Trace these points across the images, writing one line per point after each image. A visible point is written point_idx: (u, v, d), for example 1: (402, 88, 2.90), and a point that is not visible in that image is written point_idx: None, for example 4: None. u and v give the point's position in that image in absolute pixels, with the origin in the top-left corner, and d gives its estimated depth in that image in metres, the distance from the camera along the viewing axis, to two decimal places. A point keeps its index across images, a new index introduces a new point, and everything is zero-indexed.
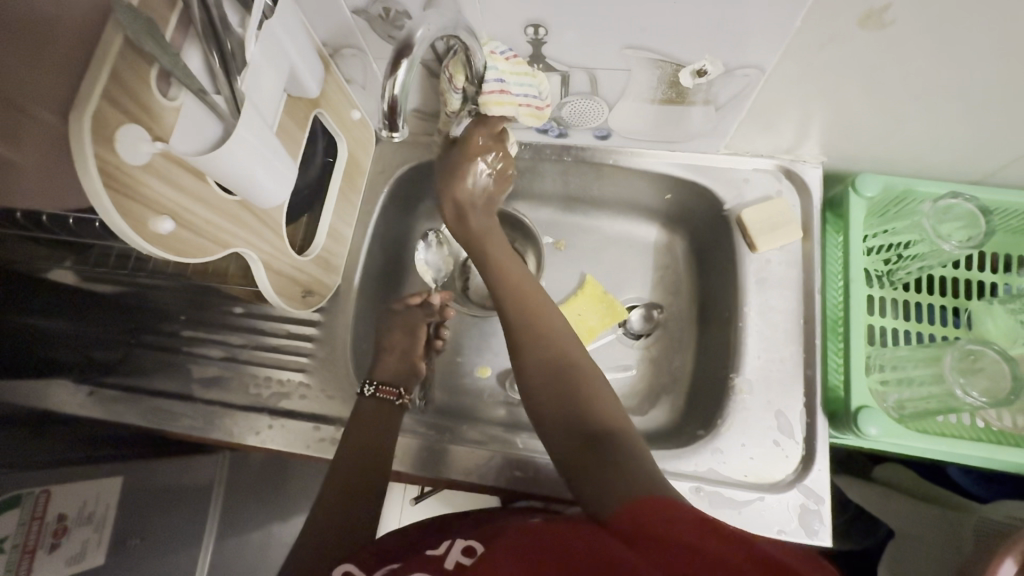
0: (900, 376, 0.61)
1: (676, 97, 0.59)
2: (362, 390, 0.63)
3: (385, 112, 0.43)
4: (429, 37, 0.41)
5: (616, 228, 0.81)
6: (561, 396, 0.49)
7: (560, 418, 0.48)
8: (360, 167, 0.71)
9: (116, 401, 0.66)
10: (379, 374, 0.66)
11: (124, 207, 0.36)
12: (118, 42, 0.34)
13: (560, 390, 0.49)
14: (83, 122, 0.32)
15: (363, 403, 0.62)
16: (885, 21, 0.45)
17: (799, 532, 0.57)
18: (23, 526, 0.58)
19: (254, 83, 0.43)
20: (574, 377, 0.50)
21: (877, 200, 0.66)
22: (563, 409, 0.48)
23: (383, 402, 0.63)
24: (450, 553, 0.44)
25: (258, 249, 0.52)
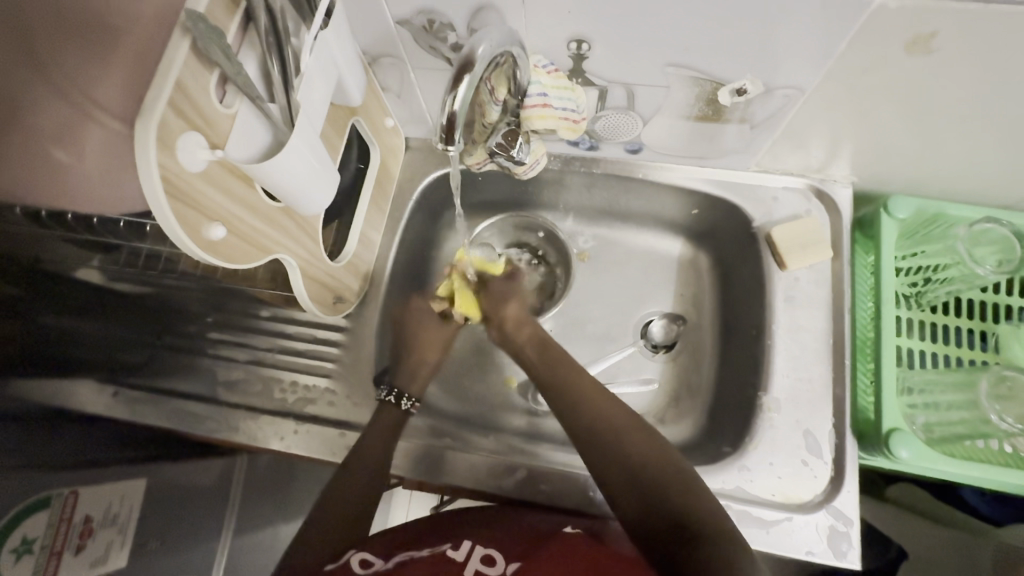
0: (928, 400, 0.61)
1: (713, 115, 0.59)
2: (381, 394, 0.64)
3: (442, 126, 0.44)
4: (489, 53, 0.42)
5: (640, 241, 0.81)
6: (624, 460, 0.53)
7: (623, 482, 0.52)
8: (390, 175, 0.72)
9: (139, 401, 0.66)
10: (412, 388, 0.66)
11: (182, 214, 0.36)
12: (184, 47, 0.34)
13: (613, 453, 0.53)
14: (149, 130, 0.32)
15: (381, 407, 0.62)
16: (931, 47, 0.45)
17: (828, 554, 0.57)
18: (52, 526, 0.58)
19: (306, 90, 0.43)
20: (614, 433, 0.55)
21: (908, 222, 0.66)
22: (615, 467, 0.53)
23: (392, 407, 0.63)
24: (470, 560, 0.48)
25: (296, 255, 0.52)
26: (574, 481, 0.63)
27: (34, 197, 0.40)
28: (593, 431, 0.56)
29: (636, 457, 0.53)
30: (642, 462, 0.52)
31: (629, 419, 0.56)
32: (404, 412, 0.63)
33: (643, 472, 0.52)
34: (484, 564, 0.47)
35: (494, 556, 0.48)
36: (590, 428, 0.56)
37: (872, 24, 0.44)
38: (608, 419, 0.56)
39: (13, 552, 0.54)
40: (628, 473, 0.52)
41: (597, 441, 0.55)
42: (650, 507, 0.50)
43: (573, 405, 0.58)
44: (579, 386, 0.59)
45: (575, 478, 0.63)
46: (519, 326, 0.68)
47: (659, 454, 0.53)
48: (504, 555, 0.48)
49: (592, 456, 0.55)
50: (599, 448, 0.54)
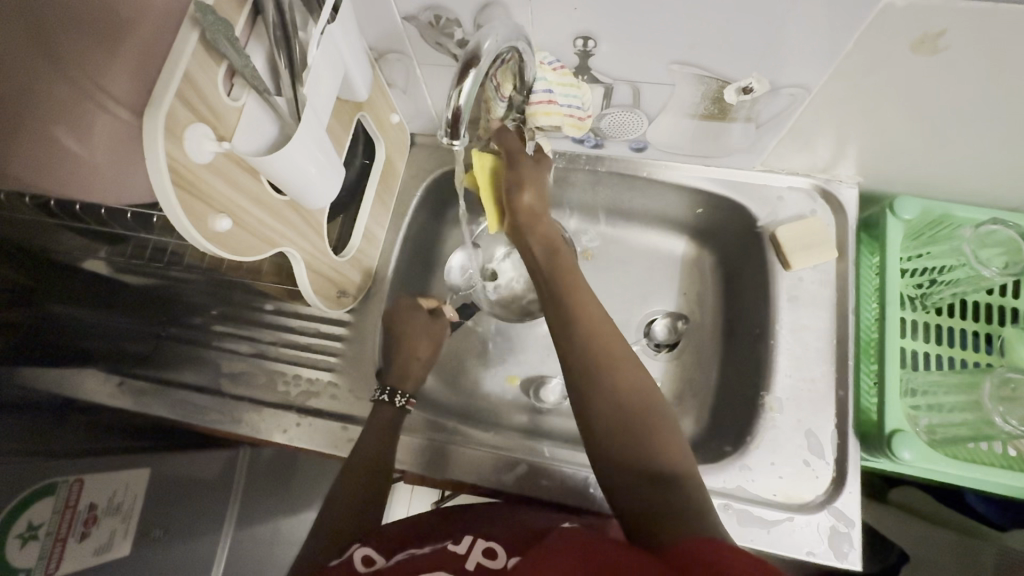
0: (931, 402, 0.61)
1: (718, 113, 0.59)
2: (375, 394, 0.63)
3: (447, 120, 0.44)
4: (494, 48, 0.42)
5: (645, 240, 0.81)
6: (611, 392, 0.49)
7: (603, 414, 0.48)
8: (395, 170, 0.72)
9: (144, 392, 0.66)
10: (406, 386, 0.65)
11: (190, 205, 0.36)
12: (193, 40, 0.34)
13: (601, 382, 0.49)
14: (157, 121, 0.32)
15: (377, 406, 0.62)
16: (939, 47, 0.45)
17: (829, 555, 0.57)
18: (57, 513, 0.58)
19: (314, 85, 0.43)
20: (606, 361, 0.50)
21: (914, 223, 0.66)
22: (599, 398, 0.49)
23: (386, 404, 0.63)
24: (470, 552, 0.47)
25: (301, 248, 0.52)
26: (575, 478, 0.63)
27: (44, 186, 0.40)
28: (584, 355, 0.51)
29: (622, 391, 0.49)
30: (627, 399, 0.49)
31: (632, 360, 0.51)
32: (398, 408, 0.63)
33: (628, 407, 0.48)
34: (486, 558, 0.46)
35: (496, 549, 0.47)
36: (590, 359, 0.51)
37: (880, 22, 0.44)
38: (601, 345, 0.51)
39: (19, 537, 0.54)
40: (611, 406, 0.48)
41: (587, 367, 0.50)
42: (624, 446, 0.47)
43: (577, 333, 0.52)
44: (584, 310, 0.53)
45: (576, 475, 0.64)
46: (534, 218, 0.59)
47: (645, 391, 0.50)
48: (506, 549, 0.47)
49: (584, 391, 0.50)
50: (587, 374, 0.50)
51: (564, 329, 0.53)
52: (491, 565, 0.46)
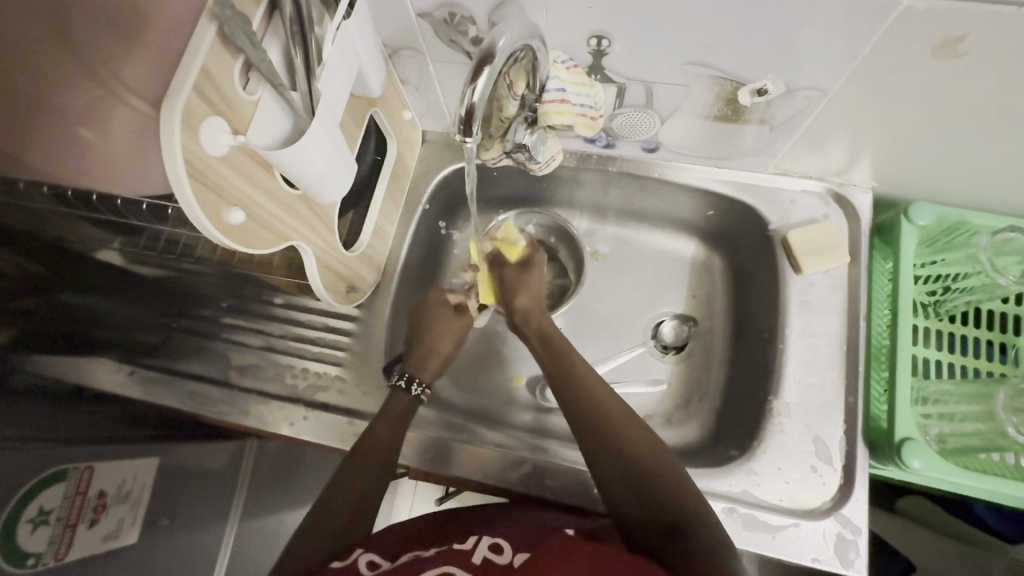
0: (943, 410, 0.60)
1: (732, 115, 0.59)
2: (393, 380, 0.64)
3: (460, 117, 0.44)
4: (509, 46, 0.42)
5: (655, 242, 0.81)
6: (625, 458, 0.53)
7: (621, 479, 0.52)
8: (406, 167, 0.72)
9: (155, 381, 0.67)
10: (424, 374, 0.66)
11: (204, 198, 0.37)
12: (210, 33, 0.35)
13: (616, 450, 0.53)
14: (174, 115, 0.33)
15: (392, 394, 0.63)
16: (959, 51, 0.45)
17: (834, 562, 0.56)
18: (68, 498, 0.59)
19: (328, 80, 0.44)
20: (615, 428, 0.55)
21: (929, 229, 0.65)
22: (615, 462, 0.53)
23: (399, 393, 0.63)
24: (477, 549, 0.48)
25: (312, 242, 0.52)
26: (581, 479, 0.63)
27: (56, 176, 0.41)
28: (597, 427, 0.55)
29: (634, 449, 0.53)
30: (641, 459, 0.53)
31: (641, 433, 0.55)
32: (413, 398, 0.63)
33: (643, 467, 0.52)
34: (491, 552, 0.48)
35: (501, 544, 0.49)
36: (598, 433, 0.55)
37: (899, 25, 0.43)
38: (608, 416, 0.56)
39: (30, 522, 0.55)
40: (625, 469, 0.53)
41: (604, 440, 0.54)
42: (642, 501, 0.51)
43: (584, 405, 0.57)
44: (591, 398, 0.57)
45: (580, 476, 0.63)
46: (528, 315, 0.67)
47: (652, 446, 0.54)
48: (511, 545, 0.49)
49: (601, 458, 0.54)
50: (604, 447, 0.54)
51: (574, 405, 0.58)
52: (499, 561, 0.47)
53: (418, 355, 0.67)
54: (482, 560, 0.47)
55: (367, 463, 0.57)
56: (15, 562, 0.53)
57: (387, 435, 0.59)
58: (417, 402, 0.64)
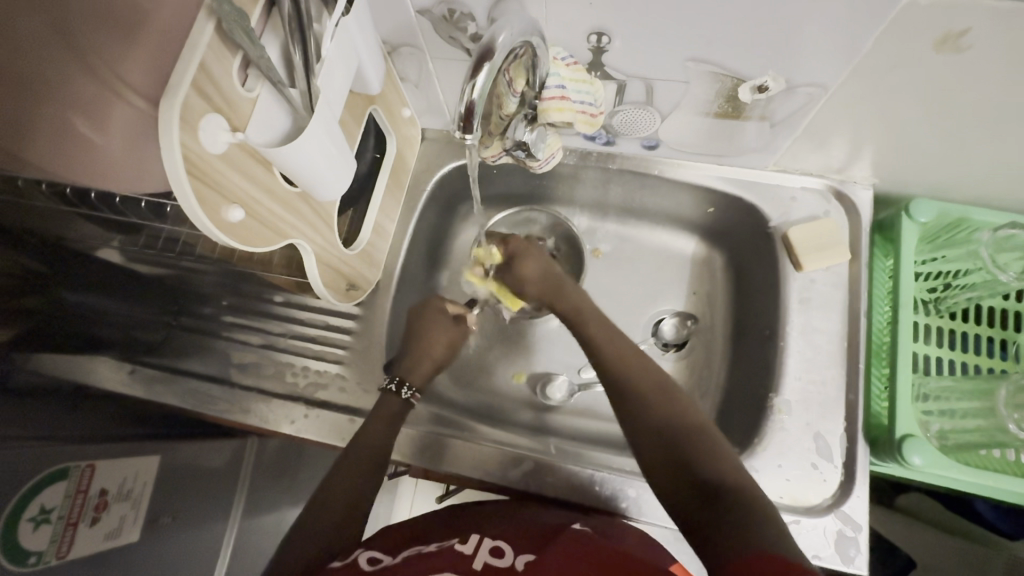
0: (943, 407, 0.60)
1: (732, 111, 0.58)
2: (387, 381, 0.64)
3: (460, 114, 0.44)
4: (509, 42, 0.42)
5: (655, 239, 0.81)
6: (662, 426, 0.52)
7: (658, 449, 0.51)
8: (406, 165, 0.72)
9: (154, 380, 0.68)
10: (416, 377, 0.65)
11: (203, 195, 0.37)
12: (208, 30, 0.34)
13: (652, 420, 0.52)
14: (172, 111, 0.32)
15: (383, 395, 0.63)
16: (961, 45, 0.44)
17: (835, 559, 0.56)
18: (69, 497, 0.59)
19: (327, 77, 0.43)
20: (652, 396, 0.54)
21: (930, 225, 0.65)
22: (652, 432, 0.52)
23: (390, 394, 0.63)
24: (478, 552, 0.48)
25: (311, 240, 0.52)
26: (581, 476, 0.63)
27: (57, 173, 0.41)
28: (631, 397, 0.54)
29: (669, 420, 0.52)
30: (677, 428, 0.51)
31: (690, 418, 0.52)
32: (403, 401, 0.63)
33: (678, 435, 0.51)
34: (492, 556, 0.47)
35: (503, 548, 0.48)
36: (634, 403, 0.54)
37: (901, 20, 0.43)
38: (643, 385, 0.55)
39: (31, 520, 0.55)
40: (662, 436, 0.51)
41: (640, 409, 0.53)
42: (679, 471, 0.49)
43: (618, 377, 0.56)
44: (635, 377, 0.55)
45: (581, 474, 0.63)
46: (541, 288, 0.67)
47: (687, 418, 0.52)
48: (513, 548, 0.48)
49: (637, 430, 0.53)
50: (641, 417, 0.53)
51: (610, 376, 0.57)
52: (499, 564, 0.46)
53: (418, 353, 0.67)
54: (483, 564, 0.46)
55: (360, 465, 0.57)
56: (15, 560, 0.53)
57: (387, 432, 0.59)
58: (408, 405, 0.63)
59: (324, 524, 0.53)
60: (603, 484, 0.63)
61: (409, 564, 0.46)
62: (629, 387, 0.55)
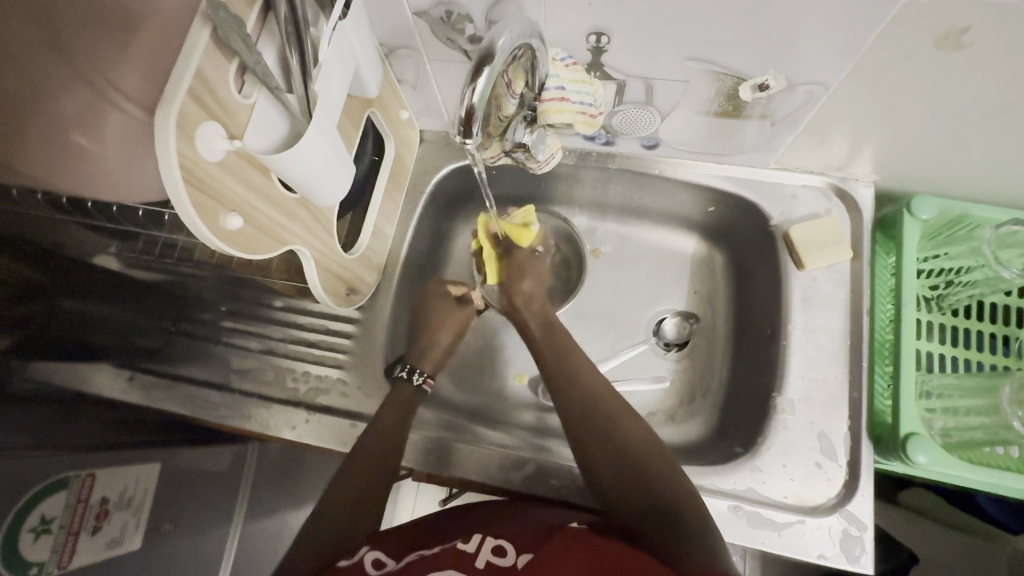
0: (947, 404, 0.60)
1: (733, 110, 0.58)
2: (397, 370, 0.64)
3: (460, 118, 0.43)
4: (509, 45, 0.42)
5: (655, 238, 0.81)
6: (620, 445, 0.53)
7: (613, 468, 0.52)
8: (404, 167, 0.72)
9: (154, 387, 0.67)
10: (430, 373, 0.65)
11: (200, 204, 0.36)
12: (204, 37, 0.34)
13: (609, 438, 0.53)
14: (169, 119, 0.32)
15: (397, 384, 0.63)
16: (962, 43, 0.44)
17: (840, 558, 0.56)
18: (69, 507, 0.59)
19: (325, 81, 0.43)
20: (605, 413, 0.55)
21: (932, 222, 0.65)
22: (608, 448, 0.53)
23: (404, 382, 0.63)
24: (480, 551, 0.48)
25: (311, 245, 0.52)
26: (585, 478, 0.63)
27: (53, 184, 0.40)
28: (587, 415, 0.55)
29: (623, 438, 0.53)
30: (634, 446, 0.53)
31: (634, 425, 0.55)
32: (415, 387, 0.64)
33: (633, 451, 0.53)
34: (494, 556, 0.47)
35: (504, 546, 0.48)
36: (590, 419, 0.55)
37: (902, 18, 0.43)
38: (600, 402, 0.56)
39: (31, 531, 0.55)
40: (616, 453, 0.53)
41: (596, 427, 0.54)
42: (636, 489, 0.51)
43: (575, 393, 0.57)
44: (589, 394, 0.57)
45: (585, 475, 0.63)
46: (530, 301, 0.67)
47: (644, 436, 0.54)
48: (515, 546, 0.48)
49: (592, 447, 0.54)
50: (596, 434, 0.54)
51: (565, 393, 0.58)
52: (501, 563, 0.46)
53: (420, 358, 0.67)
54: (484, 563, 0.47)
55: (370, 463, 0.56)
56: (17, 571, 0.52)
57: (387, 435, 0.58)
58: (421, 392, 0.64)
59: (328, 530, 0.53)
60: None
61: (411, 567, 0.47)
62: (576, 400, 0.57)
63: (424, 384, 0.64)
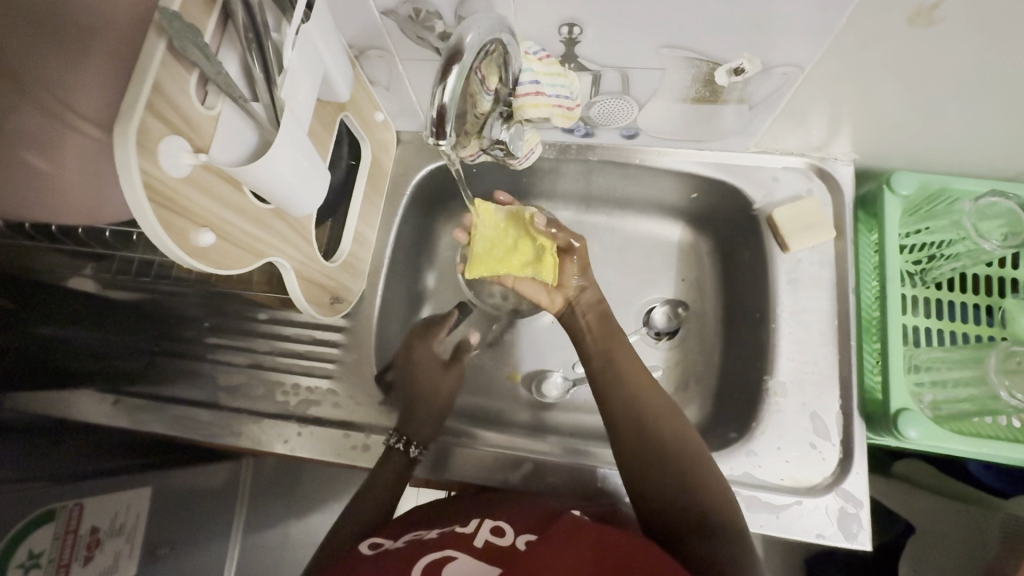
0: (935, 378, 0.61)
1: (710, 96, 0.58)
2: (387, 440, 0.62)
3: (433, 119, 0.43)
4: (477, 42, 0.40)
5: (641, 228, 0.80)
6: (662, 449, 0.52)
7: (651, 469, 0.51)
8: (383, 170, 0.71)
9: (141, 409, 0.66)
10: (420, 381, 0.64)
11: (168, 221, 0.35)
12: (159, 49, 0.33)
13: (648, 437, 0.53)
14: (129, 137, 0.31)
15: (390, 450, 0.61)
16: (934, 18, 0.44)
17: (838, 536, 0.57)
18: (58, 540, 0.58)
19: (292, 88, 0.42)
20: (649, 413, 0.54)
21: (913, 198, 0.65)
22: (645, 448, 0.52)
23: (397, 455, 0.61)
24: (478, 532, 0.48)
25: (290, 257, 0.51)
26: (583, 472, 0.63)
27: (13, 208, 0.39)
28: (632, 413, 0.54)
29: (662, 438, 0.53)
30: (675, 448, 0.52)
31: (683, 435, 0.53)
32: (411, 460, 0.61)
33: (669, 452, 0.52)
34: (493, 536, 0.47)
35: (503, 528, 0.48)
36: (632, 416, 0.54)
37: None
38: (644, 403, 0.55)
39: (20, 566, 0.54)
40: (653, 454, 0.52)
41: (636, 429, 0.53)
42: (672, 493, 0.50)
43: (620, 390, 0.56)
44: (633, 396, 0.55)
45: (584, 471, 0.63)
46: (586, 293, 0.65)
47: (686, 442, 0.53)
48: (514, 527, 0.48)
49: (630, 447, 0.53)
50: (635, 435, 0.53)
51: (609, 387, 0.57)
52: (501, 543, 0.46)
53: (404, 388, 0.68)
54: (483, 543, 0.46)
55: (373, 483, 0.60)
56: None
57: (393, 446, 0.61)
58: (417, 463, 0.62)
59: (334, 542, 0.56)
60: (605, 479, 0.63)
61: (412, 547, 0.46)
62: (622, 395, 0.56)
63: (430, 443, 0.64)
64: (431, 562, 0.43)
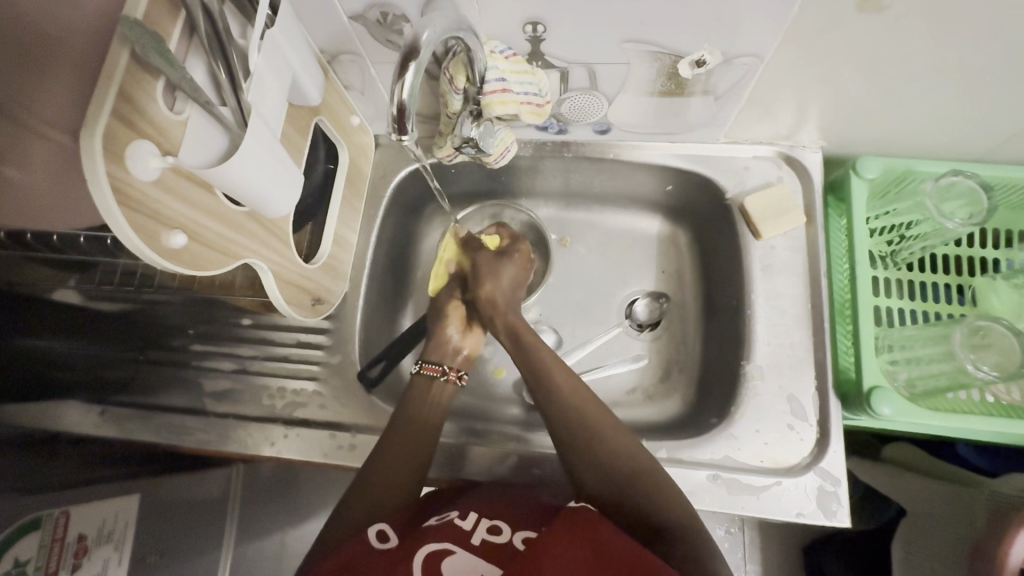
0: (908, 355, 0.62)
1: (676, 89, 0.59)
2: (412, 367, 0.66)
3: (393, 115, 0.44)
4: (434, 38, 0.42)
5: (620, 222, 0.82)
6: (613, 466, 0.51)
7: (608, 488, 0.50)
8: (362, 173, 0.72)
9: (128, 418, 0.66)
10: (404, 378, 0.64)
11: (138, 223, 0.36)
12: (123, 57, 0.34)
13: (597, 455, 0.52)
14: (95, 141, 0.32)
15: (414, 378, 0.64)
16: (881, 4, 0.46)
17: (818, 514, 0.58)
18: (44, 547, 0.58)
19: (258, 92, 0.43)
20: (591, 431, 0.53)
21: (878, 181, 0.67)
22: (596, 469, 0.51)
23: (430, 376, 0.64)
24: (476, 529, 0.47)
25: (266, 259, 0.52)
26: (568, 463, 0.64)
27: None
28: (575, 433, 0.53)
29: (609, 456, 0.52)
30: (625, 465, 0.51)
31: (632, 449, 0.53)
32: (450, 380, 0.64)
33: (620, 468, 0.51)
34: (490, 534, 0.46)
35: (500, 526, 0.47)
36: (575, 437, 0.53)
37: None
38: (587, 421, 0.54)
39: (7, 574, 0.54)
40: (604, 473, 0.51)
41: (585, 451, 0.52)
42: (631, 510, 0.49)
43: (562, 412, 0.55)
44: (571, 417, 0.54)
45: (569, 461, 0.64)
46: (492, 306, 0.67)
47: (636, 455, 0.52)
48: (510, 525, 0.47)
49: (583, 468, 0.52)
50: (584, 456, 0.52)
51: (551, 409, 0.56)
52: (497, 540, 0.45)
53: (430, 340, 0.69)
54: (481, 542, 0.45)
55: (384, 458, 0.55)
56: None
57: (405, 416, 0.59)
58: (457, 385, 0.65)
59: (334, 524, 0.51)
60: None
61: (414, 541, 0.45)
62: (564, 417, 0.55)
63: (462, 380, 0.66)
64: (428, 559, 0.42)
